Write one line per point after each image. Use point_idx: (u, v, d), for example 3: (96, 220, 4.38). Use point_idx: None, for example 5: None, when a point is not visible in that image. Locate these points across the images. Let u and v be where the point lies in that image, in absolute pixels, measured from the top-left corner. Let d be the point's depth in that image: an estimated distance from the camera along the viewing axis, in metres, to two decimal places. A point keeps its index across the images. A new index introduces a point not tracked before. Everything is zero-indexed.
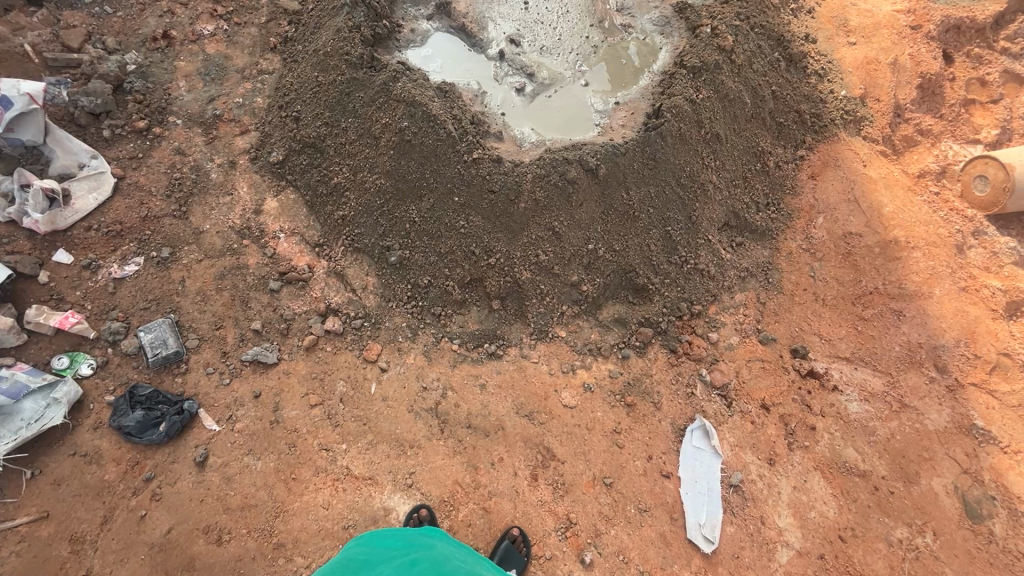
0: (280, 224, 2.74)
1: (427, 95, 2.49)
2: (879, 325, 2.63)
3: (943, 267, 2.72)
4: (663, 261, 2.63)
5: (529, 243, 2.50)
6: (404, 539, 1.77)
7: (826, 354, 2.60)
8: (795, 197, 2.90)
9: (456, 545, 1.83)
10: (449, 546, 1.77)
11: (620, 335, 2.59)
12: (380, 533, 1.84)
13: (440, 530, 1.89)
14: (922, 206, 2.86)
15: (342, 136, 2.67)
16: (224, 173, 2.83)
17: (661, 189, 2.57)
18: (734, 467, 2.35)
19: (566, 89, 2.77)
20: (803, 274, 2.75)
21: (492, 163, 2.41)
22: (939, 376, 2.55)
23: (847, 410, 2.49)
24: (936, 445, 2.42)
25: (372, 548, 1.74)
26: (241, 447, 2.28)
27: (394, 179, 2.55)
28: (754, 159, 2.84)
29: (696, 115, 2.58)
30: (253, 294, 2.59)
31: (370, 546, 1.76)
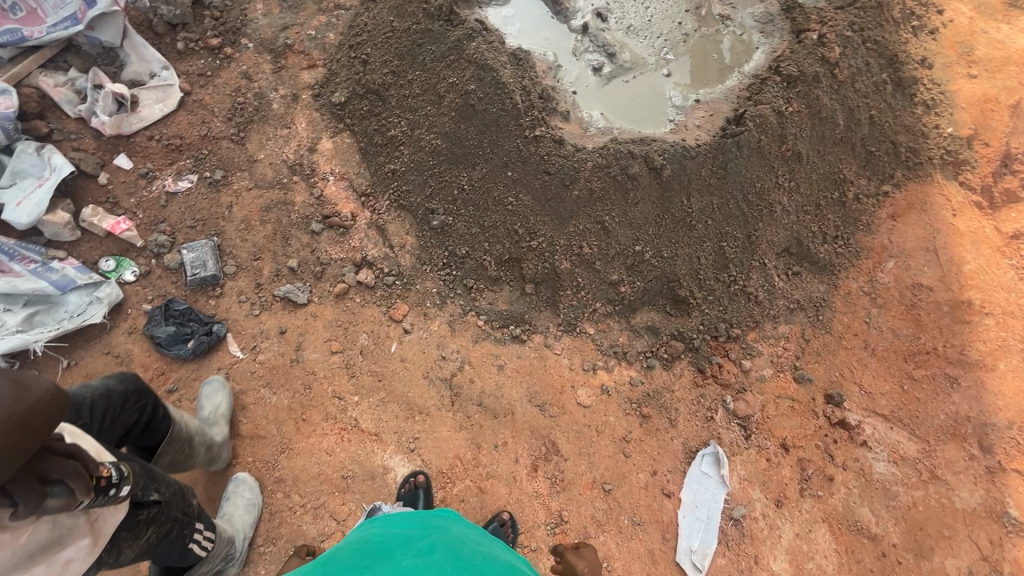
0: (331, 167, 2.72)
1: (500, 60, 2.40)
2: (928, 388, 2.46)
3: (1016, 341, 2.49)
4: (711, 276, 2.50)
5: (575, 233, 2.43)
6: (416, 522, 1.53)
7: (862, 406, 2.45)
8: (868, 234, 2.66)
9: (474, 531, 1.58)
10: (466, 530, 1.53)
11: (649, 343, 2.50)
12: (392, 517, 1.61)
13: (456, 513, 1.67)
14: (1009, 270, 2.61)
15: (407, 88, 2.60)
16: (286, 105, 2.81)
17: (725, 201, 2.43)
18: (738, 500, 2.29)
19: (646, 77, 2.61)
20: (858, 318, 2.57)
21: (553, 143, 2.34)
22: (981, 455, 2.37)
23: (871, 468, 2.37)
24: (960, 524, 2.28)
25: (384, 531, 1.50)
26: (259, 379, 2.35)
27: (450, 142, 2.49)
28: (834, 186, 2.61)
29: (781, 129, 2.40)
30: (294, 232, 2.60)
31: (379, 528, 1.52)
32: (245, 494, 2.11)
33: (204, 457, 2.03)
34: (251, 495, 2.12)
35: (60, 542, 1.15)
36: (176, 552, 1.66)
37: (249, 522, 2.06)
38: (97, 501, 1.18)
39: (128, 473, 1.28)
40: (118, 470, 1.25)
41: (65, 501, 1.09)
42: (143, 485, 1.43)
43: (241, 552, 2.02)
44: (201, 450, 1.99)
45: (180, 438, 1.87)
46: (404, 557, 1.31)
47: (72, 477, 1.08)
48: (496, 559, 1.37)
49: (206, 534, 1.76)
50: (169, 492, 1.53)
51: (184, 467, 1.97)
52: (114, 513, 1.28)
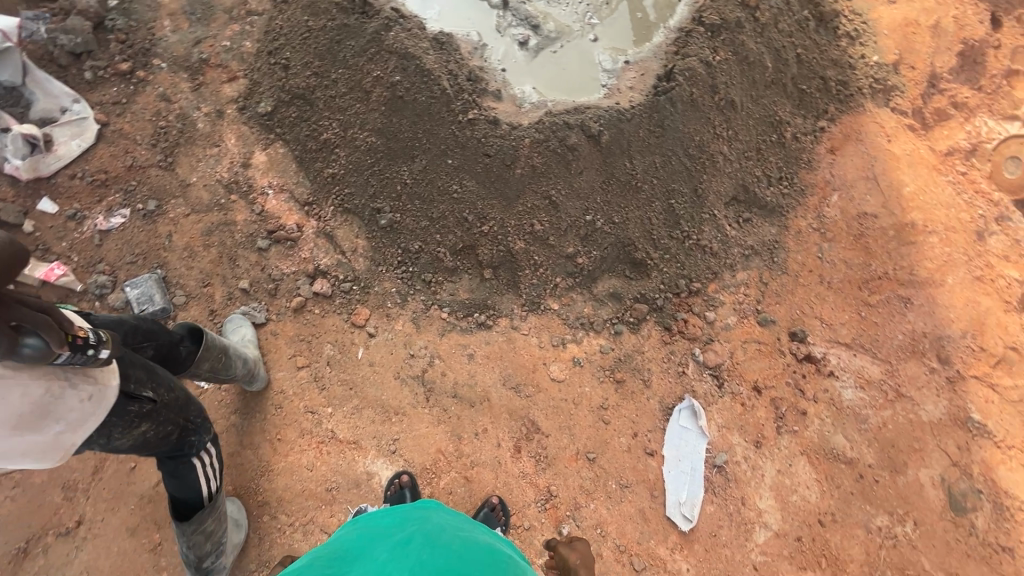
0: (268, 180, 2.63)
1: (422, 46, 2.37)
2: (884, 312, 2.54)
3: (960, 254, 2.58)
4: (664, 235, 2.51)
5: (524, 212, 2.41)
6: (395, 516, 1.53)
7: (825, 338, 2.53)
8: (811, 171, 2.70)
9: (456, 517, 1.58)
10: (447, 518, 1.52)
11: (614, 310, 2.52)
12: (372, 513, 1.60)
13: (437, 503, 1.66)
14: (946, 187, 2.69)
15: (332, 88, 2.50)
16: (212, 123, 2.70)
17: (667, 158, 2.43)
18: (719, 448, 2.35)
19: (574, 44, 2.58)
20: (811, 254, 2.63)
21: (488, 124, 2.33)
22: (940, 367, 2.46)
23: (841, 396, 2.45)
24: (928, 436, 2.38)
25: (363, 529, 1.49)
26: (227, 406, 2.29)
27: (385, 137, 2.42)
28: (771, 128, 2.63)
29: (711, 80, 2.42)
30: (240, 252, 2.53)
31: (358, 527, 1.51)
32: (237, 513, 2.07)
33: (242, 369, 2.11)
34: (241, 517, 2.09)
35: (49, 408, 1.22)
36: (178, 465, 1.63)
37: (239, 538, 2.04)
38: (74, 359, 1.19)
39: (109, 340, 1.29)
40: (98, 333, 1.26)
41: (39, 353, 1.11)
42: (140, 379, 1.42)
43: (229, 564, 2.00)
44: (238, 361, 2.07)
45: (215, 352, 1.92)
46: (381, 554, 1.30)
47: (43, 328, 1.10)
48: (475, 542, 1.37)
49: (211, 465, 1.72)
50: (167, 394, 1.48)
51: (225, 377, 2.04)
52: (100, 390, 1.29)
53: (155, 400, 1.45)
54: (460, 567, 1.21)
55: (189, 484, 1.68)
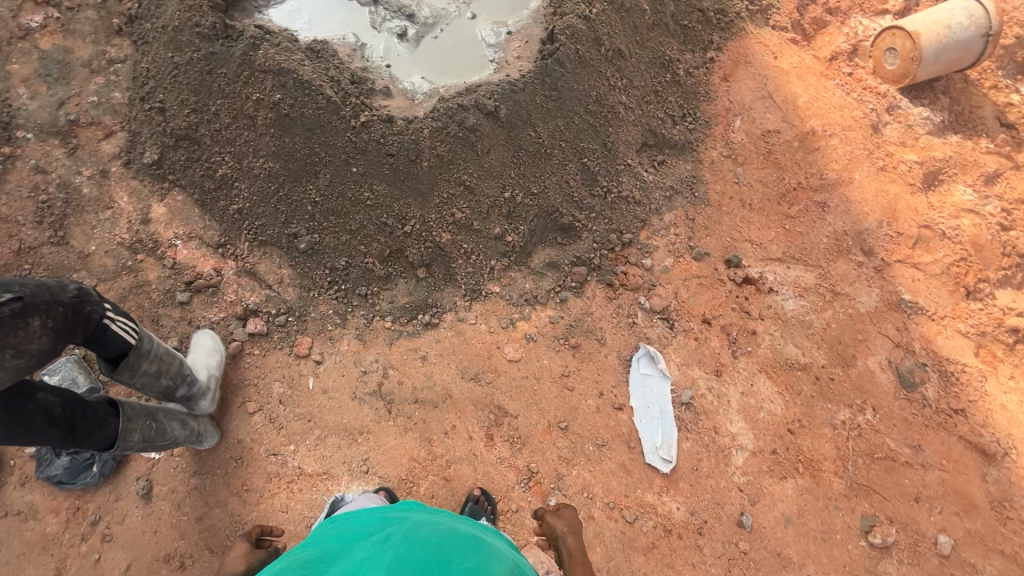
0: (173, 230, 2.50)
1: (296, 59, 2.24)
2: (805, 220, 2.63)
3: (862, 150, 2.68)
4: (586, 195, 2.53)
5: (442, 203, 2.37)
6: (375, 514, 1.50)
7: (759, 258, 2.61)
8: (711, 102, 2.77)
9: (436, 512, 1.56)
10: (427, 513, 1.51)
11: (555, 279, 2.52)
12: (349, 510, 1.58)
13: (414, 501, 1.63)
14: (836, 90, 2.79)
15: (215, 121, 2.37)
16: (98, 185, 2.54)
17: (570, 120, 2.43)
18: (683, 385, 2.41)
19: (453, 26, 2.53)
20: (728, 181, 2.69)
21: (383, 124, 2.24)
22: (866, 259, 2.58)
23: (784, 309, 2.54)
24: (869, 325, 2.50)
25: (341, 528, 1.46)
26: (185, 471, 2.19)
27: (282, 160, 2.32)
28: (664, 69, 2.67)
29: (594, 33, 2.40)
30: (161, 311, 2.40)
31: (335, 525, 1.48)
32: (206, 346, 2.23)
33: (183, 432, 1.97)
34: (212, 346, 2.25)
35: None
36: (95, 333, 1.54)
37: (212, 363, 2.18)
38: None
39: None
40: None
41: None
42: None
43: (211, 385, 2.13)
44: (174, 424, 1.93)
45: (138, 412, 1.76)
46: (360, 551, 1.27)
47: None
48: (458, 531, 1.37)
49: (123, 320, 1.62)
50: (27, 288, 1.35)
51: (165, 443, 1.90)
52: None
53: (19, 296, 1.32)
54: (441, 557, 1.20)
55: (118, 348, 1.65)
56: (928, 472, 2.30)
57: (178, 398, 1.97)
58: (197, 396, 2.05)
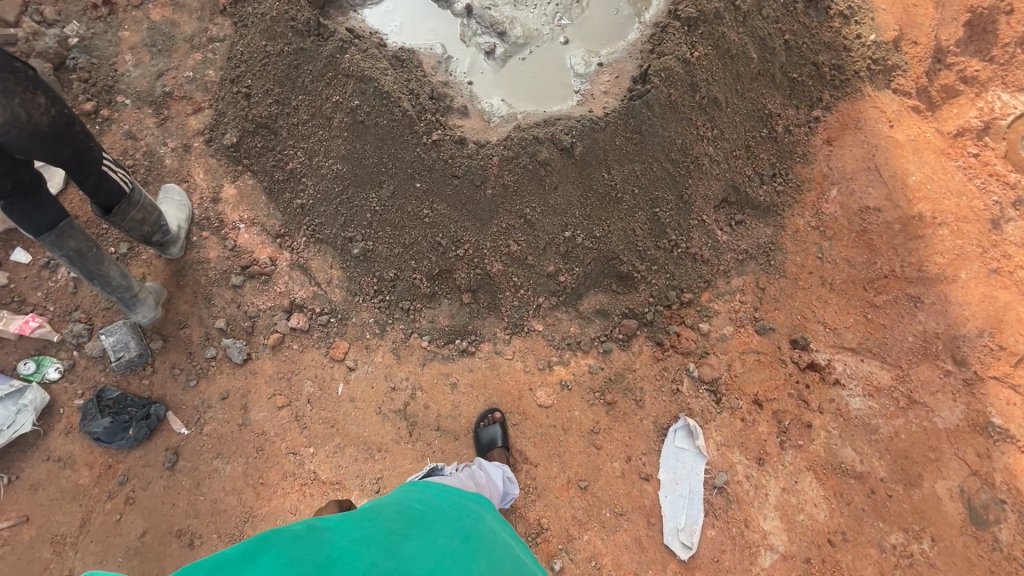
0: (238, 214, 2.56)
1: (379, 67, 2.20)
2: (892, 313, 2.36)
3: (974, 246, 2.36)
4: (651, 246, 2.38)
5: (500, 232, 2.29)
6: (455, 498, 1.54)
7: (829, 344, 2.37)
8: (807, 165, 2.52)
9: (505, 525, 1.57)
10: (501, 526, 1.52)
11: (602, 327, 2.40)
12: (434, 483, 1.65)
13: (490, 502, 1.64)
14: (956, 172, 2.47)
15: (294, 115, 2.40)
16: (179, 158, 2.63)
17: (647, 166, 2.28)
18: (719, 467, 2.24)
19: (543, 49, 2.43)
20: (810, 255, 2.46)
21: (454, 144, 2.18)
22: (956, 369, 2.29)
23: (848, 406, 2.31)
24: (945, 444, 2.22)
25: (423, 498, 1.52)
26: (210, 451, 2.27)
27: (351, 164, 2.32)
28: (760, 123, 2.46)
29: (691, 78, 2.23)
30: (215, 290, 2.48)
31: (428, 494, 1.54)
32: (174, 197, 2.49)
33: (118, 279, 2.15)
34: (180, 198, 2.51)
35: None
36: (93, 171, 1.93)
37: (182, 216, 2.47)
38: None
39: None
40: None
41: None
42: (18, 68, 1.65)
43: (179, 234, 2.44)
44: (113, 267, 2.12)
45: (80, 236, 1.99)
46: (444, 537, 1.31)
47: None
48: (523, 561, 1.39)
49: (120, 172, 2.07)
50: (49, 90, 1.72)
51: (94, 275, 2.07)
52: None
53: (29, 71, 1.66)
54: None
55: (115, 191, 2.05)
56: None
57: (154, 243, 2.33)
58: (168, 242, 2.39)
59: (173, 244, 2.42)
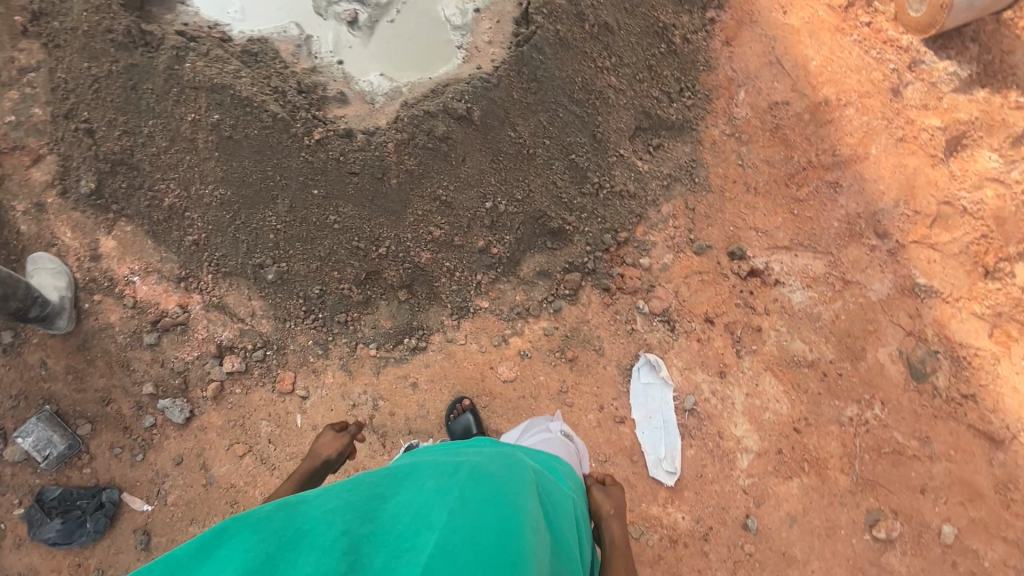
0: (127, 266, 2.26)
1: (230, 70, 1.94)
2: (815, 203, 2.41)
3: (879, 119, 2.39)
4: (576, 194, 2.28)
5: (418, 220, 2.15)
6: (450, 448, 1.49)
7: (765, 247, 2.42)
8: (711, 71, 2.44)
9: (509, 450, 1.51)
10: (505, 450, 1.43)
11: (547, 287, 2.35)
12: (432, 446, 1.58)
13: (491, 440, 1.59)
14: (853, 48, 2.45)
15: (151, 144, 2.07)
16: (36, 221, 2.24)
17: (553, 113, 2.14)
18: (686, 391, 2.32)
19: (411, 4, 2.16)
20: (731, 164, 2.44)
21: (342, 139, 1.98)
22: (880, 242, 2.39)
23: (790, 301, 2.39)
24: (881, 314, 2.36)
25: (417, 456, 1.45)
26: (183, 518, 2.18)
27: (233, 186, 2.05)
28: (657, 38, 2.32)
29: (575, 7, 2.07)
30: (131, 354, 2.23)
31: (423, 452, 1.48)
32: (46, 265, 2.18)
33: None
34: (55, 265, 2.19)
35: None
36: None
37: (61, 284, 2.16)
38: None
39: None
40: None
41: None
42: None
43: (62, 303, 2.14)
44: None
45: None
46: (434, 476, 1.24)
47: None
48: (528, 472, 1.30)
49: None
50: None
51: None
52: None
53: None
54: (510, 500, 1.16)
55: None
56: (935, 463, 2.26)
57: (29, 318, 2.02)
58: (52, 315, 2.10)
59: (60, 317, 2.12)
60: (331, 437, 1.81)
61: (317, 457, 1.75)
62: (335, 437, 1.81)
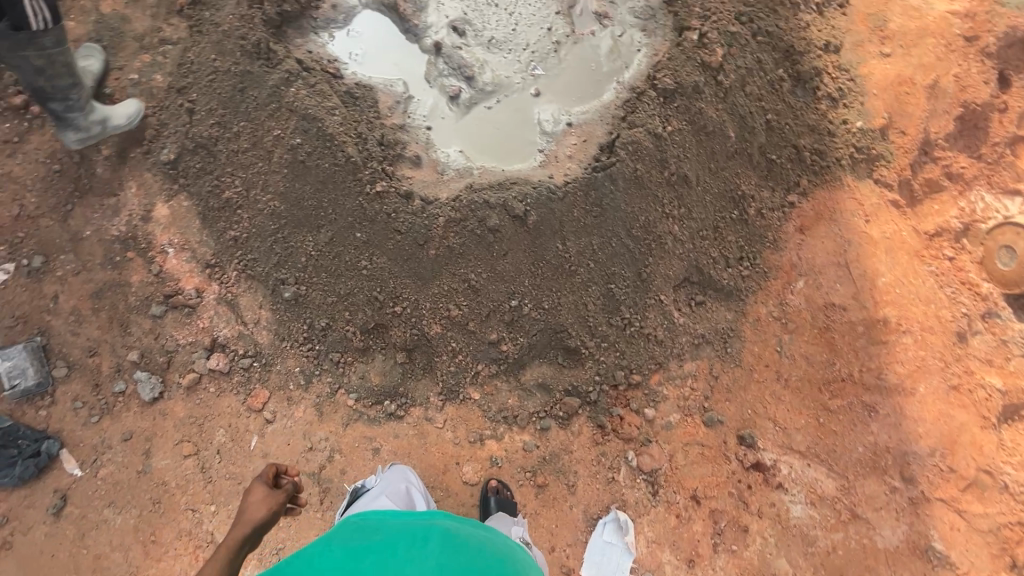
0: (168, 236, 2.31)
1: (327, 105, 2.10)
2: (844, 420, 2.24)
3: (935, 359, 2.26)
4: (602, 322, 2.22)
5: (441, 294, 2.14)
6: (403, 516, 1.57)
7: (777, 444, 2.25)
8: (777, 251, 2.40)
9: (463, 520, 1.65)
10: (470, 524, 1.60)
11: (543, 402, 2.26)
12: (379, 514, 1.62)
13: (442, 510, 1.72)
14: (928, 278, 2.36)
15: (233, 141, 2.18)
16: (112, 169, 2.30)
17: (606, 240, 2.13)
18: (647, 566, 2.14)
19: (512, 99, 2.28)
20: (769, 347, 2.33)
21: (399, 198, 2.06)
22: (903, 486, 2.17)
23: (788, 512, 2.20)
24: (883, 566, 2.11)
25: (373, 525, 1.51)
26: (102, 499, 2.13)
27: (289, 204, 2.14)
28: (732, 204, 2.32)
29: (660, 153, 2.11)
30: (133, 318, 2.26)
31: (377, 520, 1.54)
32: (129, 107, 2.22)
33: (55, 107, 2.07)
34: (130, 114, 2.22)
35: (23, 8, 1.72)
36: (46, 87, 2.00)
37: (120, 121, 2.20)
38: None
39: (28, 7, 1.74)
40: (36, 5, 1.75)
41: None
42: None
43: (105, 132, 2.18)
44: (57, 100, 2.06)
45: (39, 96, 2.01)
46: (405, 550, 1.36)
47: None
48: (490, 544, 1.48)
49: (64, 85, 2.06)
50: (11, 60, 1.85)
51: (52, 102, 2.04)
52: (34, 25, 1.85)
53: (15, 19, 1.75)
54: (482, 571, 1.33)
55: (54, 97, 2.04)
56: None
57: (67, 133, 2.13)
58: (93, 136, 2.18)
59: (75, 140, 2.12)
60: (262, 497, 1.45)
61: (247, 525, 1.39)
62: (268, 498, 1.45)
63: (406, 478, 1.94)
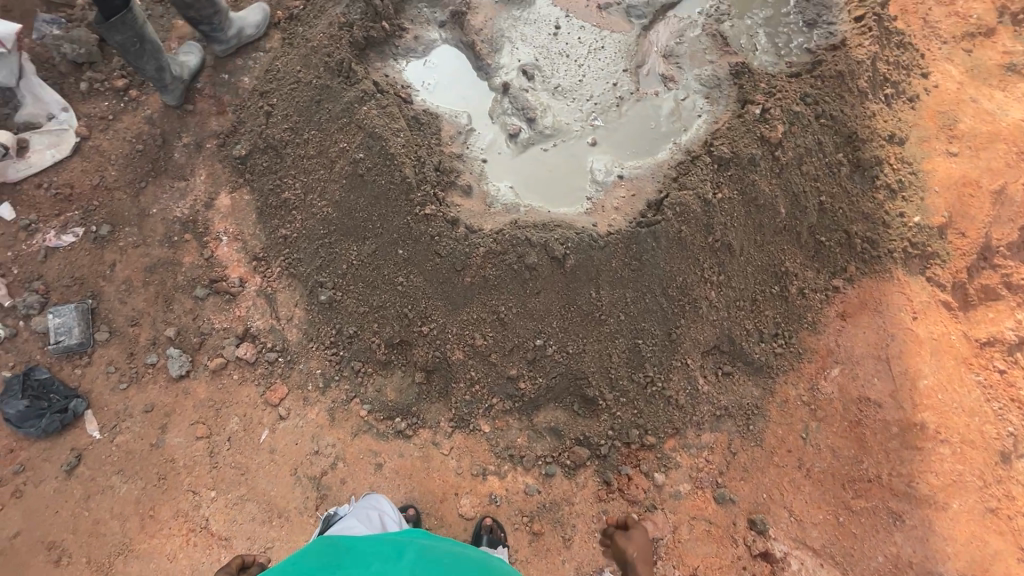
0: (225, 226, 2.47)
1: (394, 127, 2.17)
2: (866, 524, 2.11)
3: (973, 476, 2.12)
4: (624, 376, 2.20)
5: (469, 322, 2.16)
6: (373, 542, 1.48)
7: (790, 537, 2.12)
8: (814, 334, 2.34)
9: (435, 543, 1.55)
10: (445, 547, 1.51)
11: (551, 447, 2.22)
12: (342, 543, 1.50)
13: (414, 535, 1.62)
14: (974, 388, 2.24)
15: (302, 147, 2.35)
16: (188, 155, 2.52)
17: (640, 295, 2.12)
18: None
19: (569, 145, 2.33)
20: (794, 432, 2.24)
21: (446, 224, 2.08)
22: None
23: None
24: None
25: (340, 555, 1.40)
26: (113, 465, 2.18)
27: (341, 213, 2.24)
28: (773, 279, 2.30)
29: (707, 218, 2.10)
30: (177, 295, 2.38)
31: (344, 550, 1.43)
32: (255, 16, 2.54)
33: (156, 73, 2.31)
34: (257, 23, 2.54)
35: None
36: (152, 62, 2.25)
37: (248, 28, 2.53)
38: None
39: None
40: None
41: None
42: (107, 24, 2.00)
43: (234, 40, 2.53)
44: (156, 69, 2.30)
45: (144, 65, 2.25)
46: None
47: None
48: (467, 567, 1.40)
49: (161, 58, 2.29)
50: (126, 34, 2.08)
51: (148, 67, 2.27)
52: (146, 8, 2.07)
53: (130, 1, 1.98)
54: None
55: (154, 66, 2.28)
56: None
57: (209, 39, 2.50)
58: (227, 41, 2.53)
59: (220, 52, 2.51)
60: None
61: None
62: None
63: (378, 505, 1.90)
